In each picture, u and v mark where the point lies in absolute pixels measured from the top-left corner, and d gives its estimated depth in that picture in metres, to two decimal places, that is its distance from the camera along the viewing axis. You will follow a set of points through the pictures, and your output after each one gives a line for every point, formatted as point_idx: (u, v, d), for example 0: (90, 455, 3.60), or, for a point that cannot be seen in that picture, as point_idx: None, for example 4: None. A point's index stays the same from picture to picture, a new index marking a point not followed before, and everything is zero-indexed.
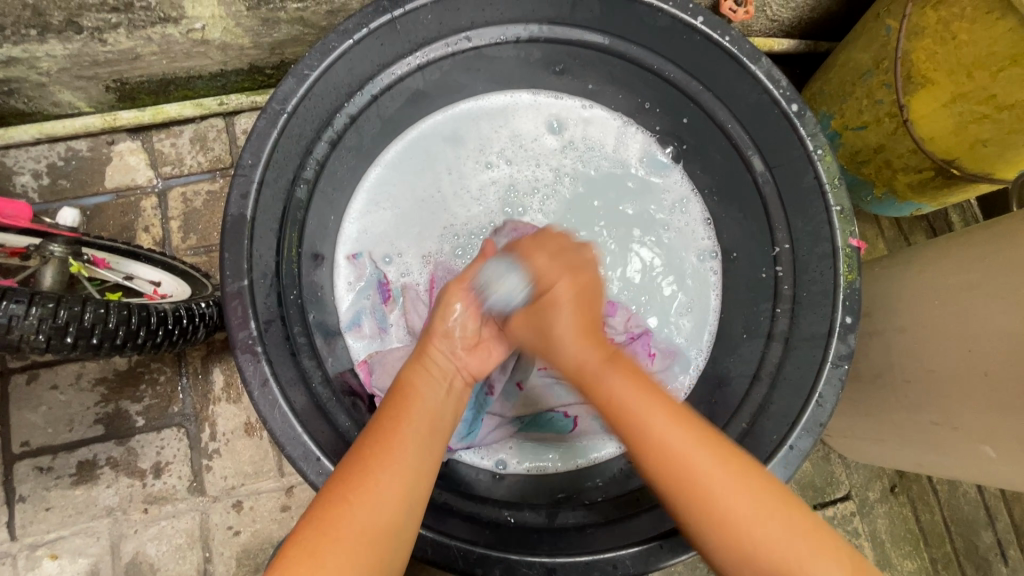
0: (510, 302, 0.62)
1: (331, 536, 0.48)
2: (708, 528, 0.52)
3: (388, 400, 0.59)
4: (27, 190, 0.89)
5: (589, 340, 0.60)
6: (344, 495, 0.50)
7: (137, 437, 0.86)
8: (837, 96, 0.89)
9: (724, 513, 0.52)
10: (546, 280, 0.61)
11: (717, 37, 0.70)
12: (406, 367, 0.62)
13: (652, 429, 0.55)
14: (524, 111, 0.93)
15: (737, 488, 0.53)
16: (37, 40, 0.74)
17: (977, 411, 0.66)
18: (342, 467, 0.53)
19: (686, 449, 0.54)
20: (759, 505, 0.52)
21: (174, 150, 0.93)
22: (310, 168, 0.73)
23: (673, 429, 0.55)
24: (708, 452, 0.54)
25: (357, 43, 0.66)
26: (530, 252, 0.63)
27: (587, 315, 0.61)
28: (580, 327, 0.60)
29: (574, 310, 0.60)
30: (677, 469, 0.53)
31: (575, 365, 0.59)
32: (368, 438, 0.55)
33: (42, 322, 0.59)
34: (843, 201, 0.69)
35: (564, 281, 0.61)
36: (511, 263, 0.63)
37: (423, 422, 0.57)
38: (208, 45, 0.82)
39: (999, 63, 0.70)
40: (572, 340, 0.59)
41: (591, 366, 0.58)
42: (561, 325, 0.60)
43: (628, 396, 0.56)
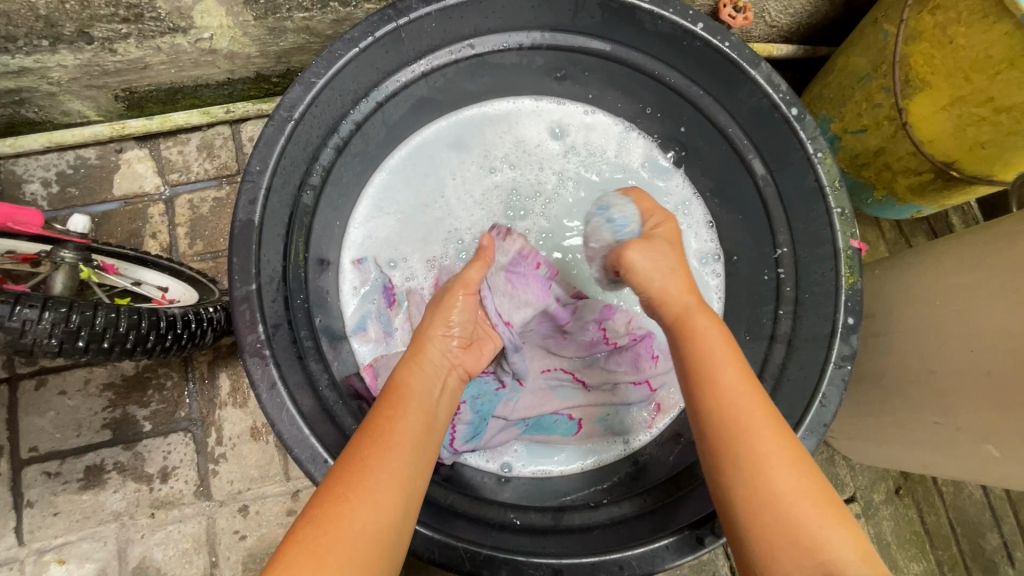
0: None
1: (331, 534, 0.47)
2: (737, 458, 0.52)
3: (381, 400, 0.59)
4: (37, 197, 0.90)
5: (692, 285, 0.65)
6: (345, 493, 0.50)
7: (144, 442, 0.87)
8: (837, 100, 0.90)
9: (761, 458, 0.51)
10: (654, 216, 0.71)
11: (717, 43, 0.71)
12: (399, 367, 0.63)
13: (717, 368, 0.57)
14: (526, 117, 0.94)
15: (773, 436, 0.53)
16: (49, 50, 0.75)
17: (981, 410, 0.66)
18: (339, 466, 0.52)
19: (743, 393, 0.55)
20: (787, 462, 0.51)
21: (181, 158, 0.94)
22: (317, 174, 0.74)
23: (732, 367, 0.57)
24: (756, 401, 0.55)
25: (362, 51, 0.68)
26: (641, 196, 0.75)
27: (683, 255, 0.68)
28: (684, 266, 0.66)
29: (672, 247, 0.68)
30: (728, 412, 0.54)
31: (676, 300, 0.63)
32: (365, 437, 0.55)
33: (55, 326, 0.60)
34: (843, 202, 0.70)
35: (663, 223, 0.70)
36: (620, 203, 0.76)
37: (418, 421, 0.58)
38: (216, 54, 0.83)
39: (996, 65, 0.70)
40: (671, 279, 0.65)
41: (693, 309, 0.62)
42: (671, 259, 0.66)
43: (714, 349, 0.58)
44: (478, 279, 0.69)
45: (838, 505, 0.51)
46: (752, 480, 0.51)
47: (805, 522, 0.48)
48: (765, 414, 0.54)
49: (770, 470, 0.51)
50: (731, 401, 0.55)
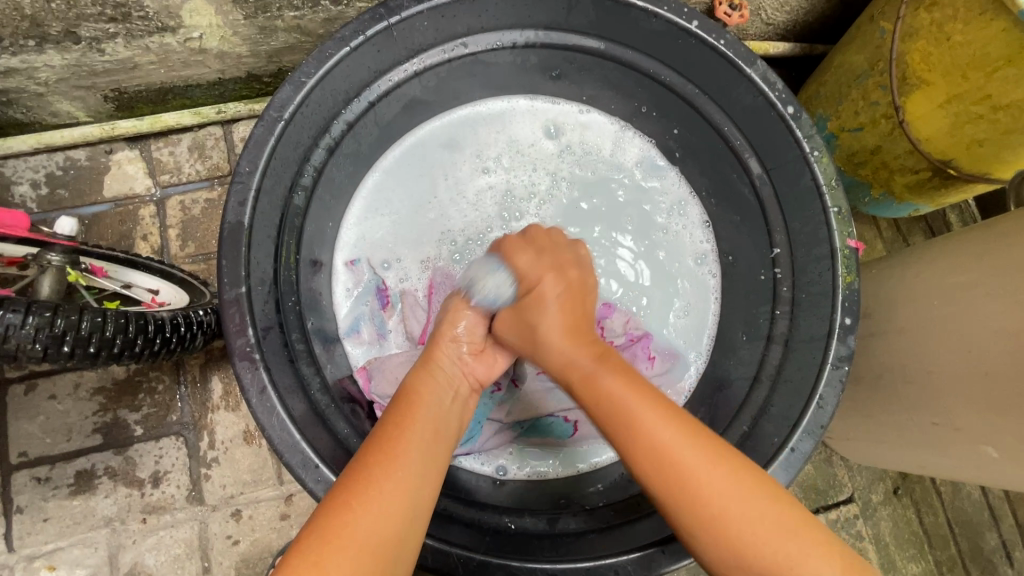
0: (495, 301, 0.66)
1: (335, 544, 0.47)
2: (687, 518, 0.51)
3: (392, 407, 0.58)
4: (25, 199, 0.89)
5: (578, 340, 0.60)
6: (349, 503, 0.49)
7: (136, 446, 0.86)
8: (833, 98, 0.89)
9: (709, 514, 0.50)
10: (530, 279, 0.64)
11: (712, 41, 0.70)
12: (410, 375, 0.62)
13: (632, 420, 0.54)
14: (521, 117, 0.93)
15: (730, 490, 0.51)
16: (35, 50, 0.74)
17: (980, 411, 0.65)
18: (347, 473, 0.52)
19: (677, 446, 0.52)
20: (744, 506, 0.50)
21: (172, 159, 0.93)
22: (308, 174, 0.73)
23: (663, 424, 0.54)
24: (695, 449, 0.53)
25: (353, 50, 0.67)
26: (516, 252, 0.66)
27: (576, 310, 0.63)
28: (567, 325, 0.61)
29: (563, 313, 0.62)
30: (680, 488, 0.51)
31: (562, 368, 0.60)
32: (372, 444, 0.54)
33: (39, 332, 0.59)
34: (840, 201, 0.69)
35: (549, 279, 0.63)
36: (497, 263, 0.67)
37: (428, 429, 0.56)
38: (206, 54, 0.82)
39: (993, 63, 0.69)
40: (558, 338, 0.60)
41: (586, 369, 0.59)
42: (547, 323, 0.61)
43: (638, 414, 0.54)
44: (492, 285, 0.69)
45: (802, 518, 0.51)
46: (714, 538, 0.50)
47: (768, 559, 0.49)
48: (719, 467, 0.52)
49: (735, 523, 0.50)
50: (676, 463, 0.52)
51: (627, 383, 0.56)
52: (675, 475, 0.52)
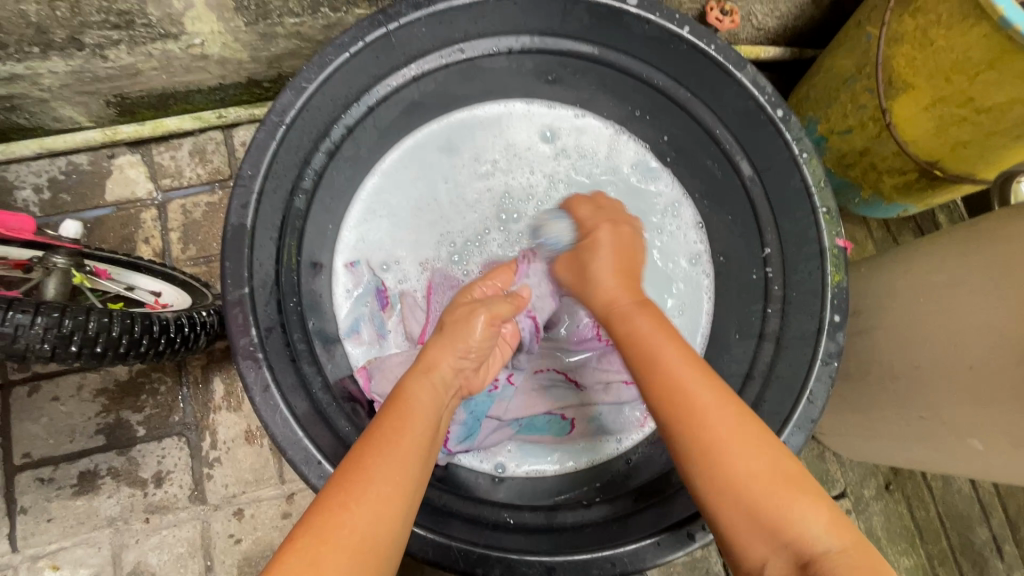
0: (557, 244, 0.78)
1: (330, 543, 0.46)
2: (687, 445, 0.53)
3: (386, 410, 0.58)
4: (29, 204, 0.90)
5: (626, 284, 0.68)
6: (345, 502, 0.49)
7: (138, 447, 0.87)
8: (822, 102, 0.91)
9: (711, 445, 0.53)
10: (587, 227, 0.75)
11: (703, 46, 0.72)
12: (407, 377, 0.62)
13: (657, 354, 0.58)
14: (517, 121, 0.95)
15: (728, 426, 0.53)
16: (40, 56, 0.75)
17: (965, 404, 0.67)
18: (341, 473, 0.52)
19: (687, 373, 0.57)
20: (742, 450, 0.52)
21: (174, 163, 0.94)
22: (309, 178, 0.74)
23: (671, 346, 0.59)
24: (697, 376, 0.57)
25: (353, 56, 0.68)
26: (578, 205, 0.79)
27: (626, 261, 0.70)
28: (616, 267, 0.69)
29: (614, 263, 0.70)
30: (688, 416, 0.54)
31: (605, 302, 0.67)
32: (366, 446, 0.54)
33: (47, 332, 0.60)
34: (828, 202, 0.71)
35: (605, 228, 0.73)
36: (561, 214, 0.81)
37: (424, 434, 0.57)
38: (207, 60, 0.84)
39: (975, 67, 0.72)
40: (608, 278, 0.68)
41: (622, 305, 0.65)
42: (600, 263, 0.70)
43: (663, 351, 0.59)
44: (506, 312, 0.70)
45: (800, 479, 0.52)
46: (708, 463, 0.52)
47: (761, 497, 0.50)
48: (722, 404, 0.55)
49: (728, 454, 0.52)
50: (682, 392, 0.55)
51: (659, 323, 0.62)
52: (687, 412, 0.54)
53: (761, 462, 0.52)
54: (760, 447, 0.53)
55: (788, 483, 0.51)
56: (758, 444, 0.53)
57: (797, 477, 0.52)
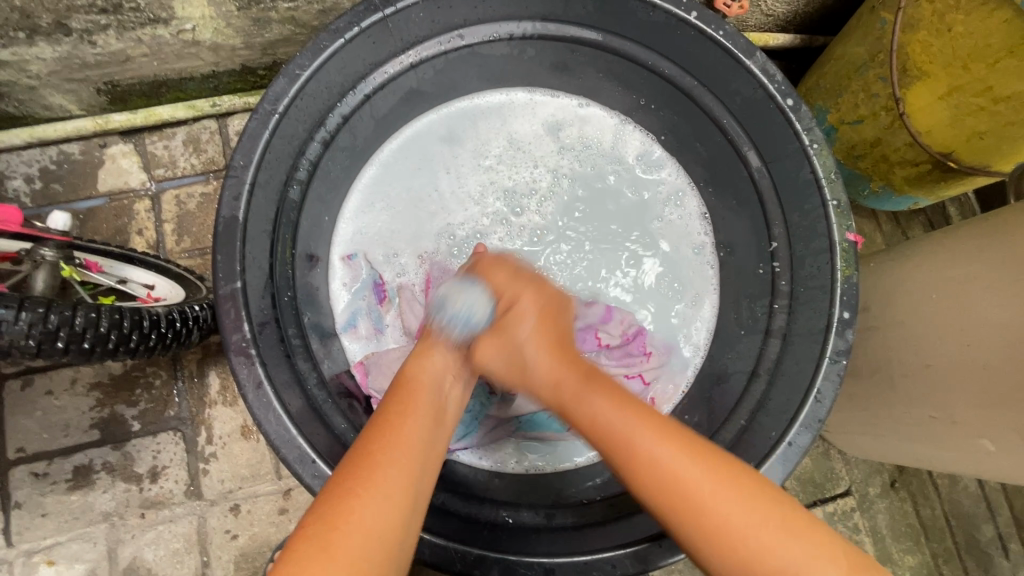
0: (469, 321, 0.66)
1: (341, 527, 0.45)
2: (703, 546, 0.48)
3: (391, 395, 0.59)
4: (19, 194, 0.88)
5: (563, 357, 0.60)
6: (354, 487, 0.48)
7: (133, 442, 0.86)
8: (833, 90, 0.89)
9: (724, 534, 0.47)
10: (507, 296, 0.65)
11: (711, 32, 0.70)
12: (408, 361, 0.63)
13: (625, 431, 0.53)
14: (519, 110, 0.92)
15: (729, 494, 0.49)
16: (26, 42, 0.73)
17: (977, 404, 0.66)
18: (348, 460, 0.50)
19: (666, 454, 0.51)
20: (760, 526, 0.48)
21: (167, 153, 0.92)
22: (304, 168, 0.72)
23: (638, 427, 0.53)
24: (653, 427, 0.53)
25: (348, 42, 0.66)
26: (491, 269, 0.68)
27: (553, 326, 0.63)
28: (549, 341, 0.62)
29: (538, 337, 0.62)
30: (674, 492, 0.49)
31: (547, 385, 0.60)
32: (374, 432, 0.53)
33: (32, 328, 0.58)
34: (839, 194, 0.69)
35: (524, 295, 0.65)
36: (470, 282, 0.68)
37: (426, 413, 0.57)
38: (199, 46, 0.81)
39: (994, 54, 0.69)
40: (544, 361, 0.60)
41: (569, 386, 0.58)
42: (526, 337, 0.62)
43: (606, 409, 0.55)
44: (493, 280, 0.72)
45: (817, 529, 0.48)
46: (727, 557, 0.47)
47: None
48: (723, 483, 0.49)
49: (717, 512, 0.48)
50: (641, 445, 0.52)
51: (621, 404, 0.55)
52: (682, 488, 0.49)
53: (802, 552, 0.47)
54: (778, 521, 0.48)
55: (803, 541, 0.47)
56: (760, 501, 0.49)
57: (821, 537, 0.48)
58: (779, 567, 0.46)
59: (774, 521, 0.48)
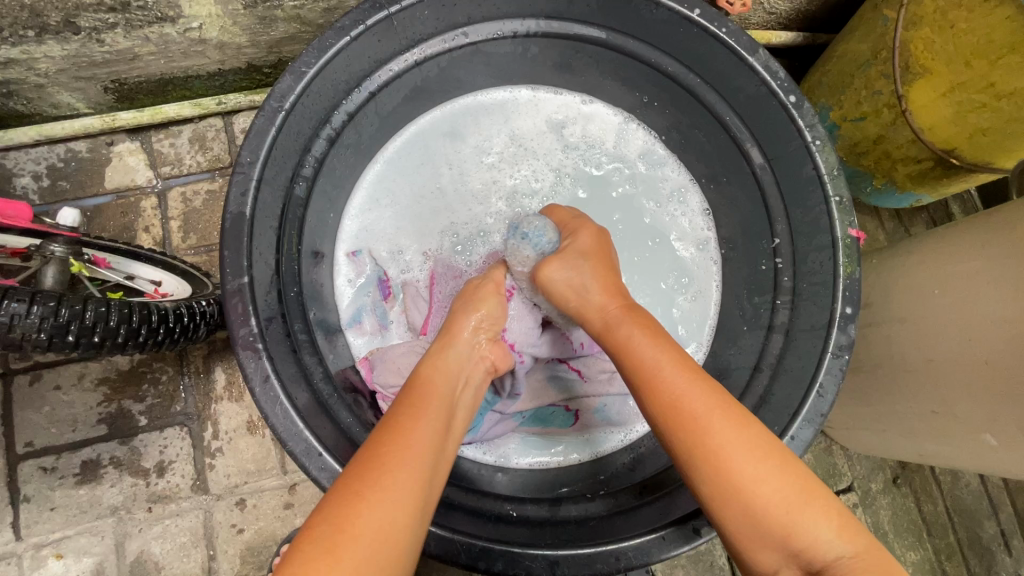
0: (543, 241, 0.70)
1: (347, 531, 0.45)
2: (703, 467, 0.51)
3: (404, 394, 0.58)
4: (28, 191, 0.89)
5: (610, 285, 0.66)
6: (362, 490, 0.47)
7: (141, 436, 0.86)
8: (836, 87, 0.89)
9: (728, 464, 0.51)
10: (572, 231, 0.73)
11: (713, 29, 0.70)
12: (422, 363, 0.62)
13: (652, 362, 0.57)
14: (523, 108, 0.93)
15: (734, 429, 0.52)
16: (35, 40, 0.73)
17: (979, 399, 0.66)
18: (358, 462, 0.50)
19: (685, 385, 0.54)
20: (754, 455, 0.51)
21: (173, 150, 0.93)
22: (309, 165, 0.73)
23: (670, 364, 0.56)
24: (681, 365, 0.56)
25: (354, 39, 0.67)
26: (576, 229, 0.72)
27: (604, 263, 0.69)
28: (602, 273, 0.67)
29: (593, 269, 0.68)
30: (685, 416, 0.53)
31: (599, 308, 0.65)
32: (385, 434, 0.52)
33: (43, 321, 0.59)
34: (841, 190, 0.69)
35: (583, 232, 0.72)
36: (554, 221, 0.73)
37: (439, 420, 0.56)
38: (205, 44, 0.82)
39: (997, 51, 0.69)
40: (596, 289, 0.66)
41: (612, 312, 0.64)
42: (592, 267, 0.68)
43: (638, 345, 0.59)
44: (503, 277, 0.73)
45: (810, 482, 0.51)
46: (722, 481, 0.51)
47: (779, 510, 0.49)
48: (727, 416, 0.53)
49: (720, 437, 0.52)
50: (673, 384, 0.55)
51: (650, 331, 0.60)
52: (695, 417, 0.53)
53: (787, 493, 0.50)
54: (771, 455, 0.52)
55: (792, 488, 0.50)
56: (763, 447, 0.52)
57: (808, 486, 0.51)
58: (763, 497, 0.50)
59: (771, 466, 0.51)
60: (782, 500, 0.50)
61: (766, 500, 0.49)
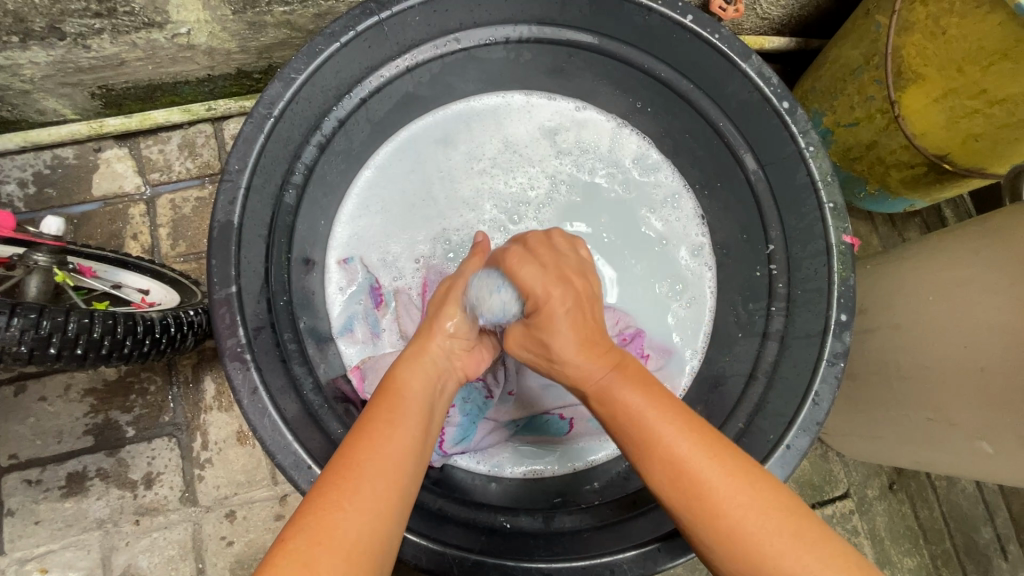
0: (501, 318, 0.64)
1: (324, 544, 0.44)
2: (699, 526, 0.49)
3: (377, 401, 0.57)
4: (13, 199, 0.88)
5: (592, 352, 0.58)
6: (339, 501, 0.47)
7: (128, 447, 0.85)
8: (829, 93, 0.89)
9: (723, 524, 0.48)
10: (537, 295, 0.60)
11: (706, 35, 0.70)
12: (398, 367, 0.61)
13: (635, 410, 0.53)
14: (516, 114, 0.92)
15: (731, 485, 0.49)
16: (19, 46, 0.72)
17: (974, 406, 0.65)
18: (332, 470, 0.49)
19: (676, 440, 0.51)
20: (755, 514, 0.48)
21: (162, 157, 0.92)
22: (299, 172, 0.72)
23: (657, 415, 0.53)
24: (675, 418, 0.53)
25: (344, 45, 0.66)
26: (518, 266, 0.62)
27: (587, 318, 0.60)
28: (581, 339, 0.58)
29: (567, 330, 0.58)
30: (675, 471, 0.50)
31: (580, 380, 0.58)
32: (360, 441, 0.51)
33: (24, 333, 0.58)
34: (835, 197, 0.69)
35: (556, 294, 0.59)
36: (502, 280, 0.64)
37: (415, 424, 0.55)
38: (194, 50, 0.81)
39: (989, 57, 0.69)
40: (574, 355, 0.57)
41: (599, 377, 0.57)
42: (561, 342, 0.58)
43: (625, 395, 0.55)
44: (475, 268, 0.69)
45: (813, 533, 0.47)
46: (718, 540, 0.48)
47: (783, 572, 0.45)
48: (721, 469, 0.50)
49: (714, 495, 0.48)
50: (654, 428, 0.52)
51: (641, 389, 0.55)
52: (688, 474, 0.50)
53: (790, 556, 0.46)
54: (770, 509, 0.48)
55: (792, 532, 0.47)
56: (758, 496, 0.49)
57: (807, 531, 0.47)
58: (766, 560, 0.46)
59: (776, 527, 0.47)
60: (788, 561, 0.46)
61: (776, 564, 0.46)
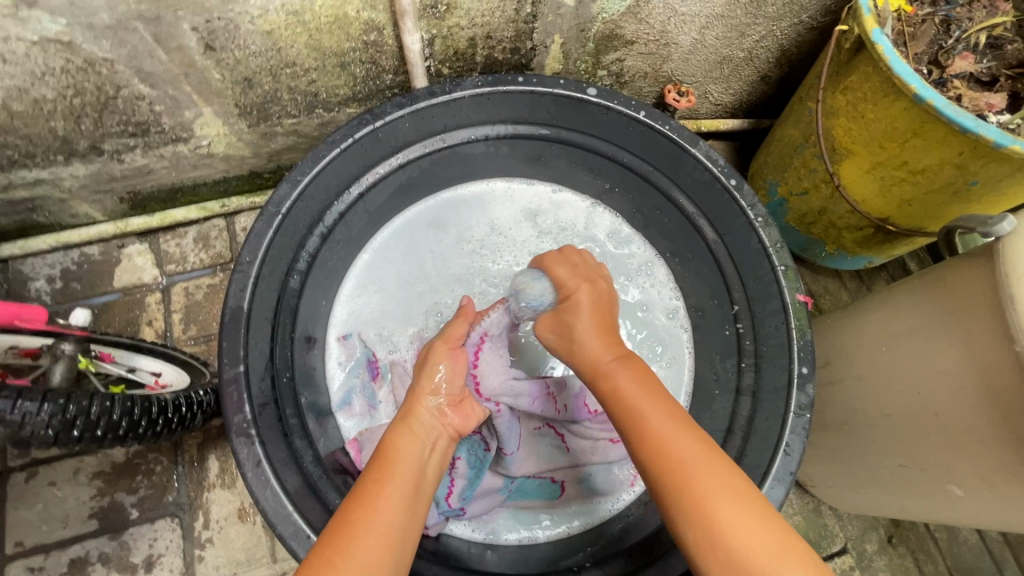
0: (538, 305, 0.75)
1: None
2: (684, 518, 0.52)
3: (372, 463, 0.61)
4: (41, 293, 0.96)
5: (608, 338, 0.67)
6: (331, 558, 0.51)
7: (131, 530, 0.87)
8: (779, 166, 1.00)
9: (711, 515, 0.51)
10: (569, 287, 0.72)
11: (658, 126, 0.82)
12: (391, 430, 0.65)
13: (643, 415, 0.58)
14: (499, 199, 1.02)
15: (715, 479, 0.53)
16: (62, 163, 0.84)
17: (935, 449, 0.69)
18: (329, 532, 0.54)
19: (674, 431, 0.56)
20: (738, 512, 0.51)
21: (179, 250, 1.01)
22: (303, 260, 0.80)
23: (660, 412, 0.58)
24: (663, 402, 0.59)
25: (343, 150, 0.77)
26: (555, 265, 0.75)
27: (605, 320, 0.69)
28: (598, 326, 0.67)
29: (595, 317, 0.68)
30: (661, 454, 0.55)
31: (591, 362, 0.65)
32: (351, 504, 0.56)
33: (52, 417, 0.62)
34: (786, 260, 0.77)
35: (583, 288, 0.71)
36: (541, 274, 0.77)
37: (407, 480, 0.59)
38: (213, 157, 0.92)
39: (903, 135, 0.78)
40: (591, 337, 0.67)
41: (604, 361, 0.64)
42: (581, 327, 0.68)
43: (626, 386, 0.61)
44: (459, 332, 0.75)
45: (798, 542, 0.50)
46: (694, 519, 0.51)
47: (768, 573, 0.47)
48: (723, 487, 0.52)
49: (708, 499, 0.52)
50: (654, 420, 0.57)
51: (645, 384, 0.61)
52: (674, 456, 0.54)
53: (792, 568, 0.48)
54: (762, 517, 0.51)
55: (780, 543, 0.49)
56: (757, 514, 0.51)
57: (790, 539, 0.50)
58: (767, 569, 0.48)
59: (715, 465, 0.54)
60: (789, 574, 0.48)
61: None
